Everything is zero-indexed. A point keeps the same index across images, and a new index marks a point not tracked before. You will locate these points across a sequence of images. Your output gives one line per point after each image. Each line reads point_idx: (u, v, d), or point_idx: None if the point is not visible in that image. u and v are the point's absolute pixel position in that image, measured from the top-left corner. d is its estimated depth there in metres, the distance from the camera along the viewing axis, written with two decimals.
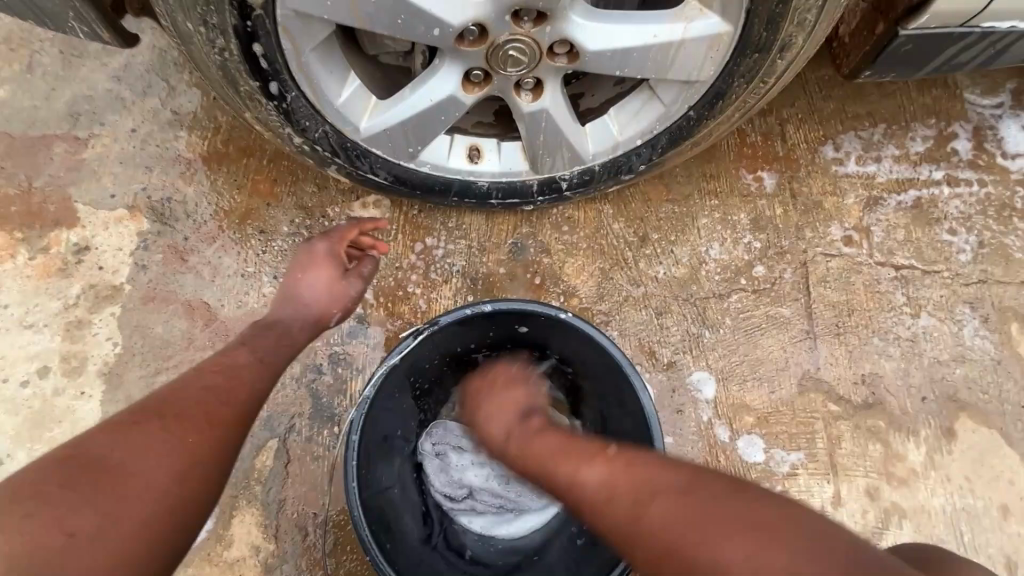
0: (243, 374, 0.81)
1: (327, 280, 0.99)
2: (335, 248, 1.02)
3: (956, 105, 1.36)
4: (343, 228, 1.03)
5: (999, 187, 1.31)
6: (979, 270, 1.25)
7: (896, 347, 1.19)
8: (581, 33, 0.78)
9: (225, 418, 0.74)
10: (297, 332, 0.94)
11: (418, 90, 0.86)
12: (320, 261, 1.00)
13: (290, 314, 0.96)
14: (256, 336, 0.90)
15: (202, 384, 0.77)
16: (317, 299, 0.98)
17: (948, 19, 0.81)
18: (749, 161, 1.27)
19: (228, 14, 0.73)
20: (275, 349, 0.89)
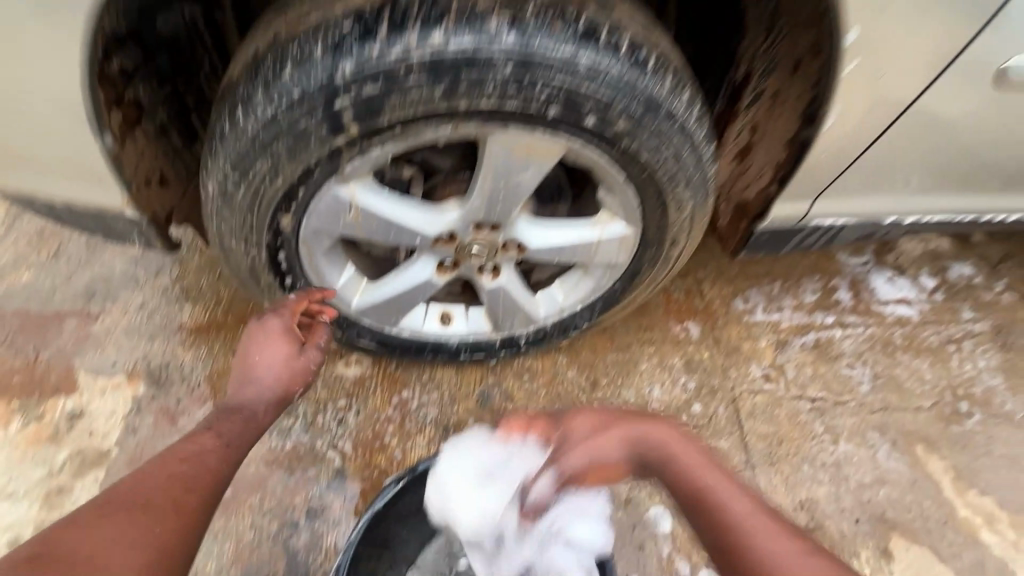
0: (207, 455, 0.79)
1: (283, 353, 0.93)
2: (287, 321, 0.95)
3: (833, 263, 1.66)
4: (298, 300, 0.98)
5: (880, 328, 1.58)
6: (879, 398, 1.47)
7: (824, 472, 1.35)
8: (527, 232, 1.03)
9: (192, 501, 0.73)
10: (255, 403, 0.89)
11: (400, 275, 1.09)
12: (274, 337, 0.93)
13: (251, 392, 0.89)
14: (222, 416, 0.87)
15: (167, 471, 0.74)
16: (275, 373, 0.91)
17: (785, 219, 1.11)
18: (676, 314, 1.53)
19: (264, 236, 0.93)
20: (248, 415, 0.87)
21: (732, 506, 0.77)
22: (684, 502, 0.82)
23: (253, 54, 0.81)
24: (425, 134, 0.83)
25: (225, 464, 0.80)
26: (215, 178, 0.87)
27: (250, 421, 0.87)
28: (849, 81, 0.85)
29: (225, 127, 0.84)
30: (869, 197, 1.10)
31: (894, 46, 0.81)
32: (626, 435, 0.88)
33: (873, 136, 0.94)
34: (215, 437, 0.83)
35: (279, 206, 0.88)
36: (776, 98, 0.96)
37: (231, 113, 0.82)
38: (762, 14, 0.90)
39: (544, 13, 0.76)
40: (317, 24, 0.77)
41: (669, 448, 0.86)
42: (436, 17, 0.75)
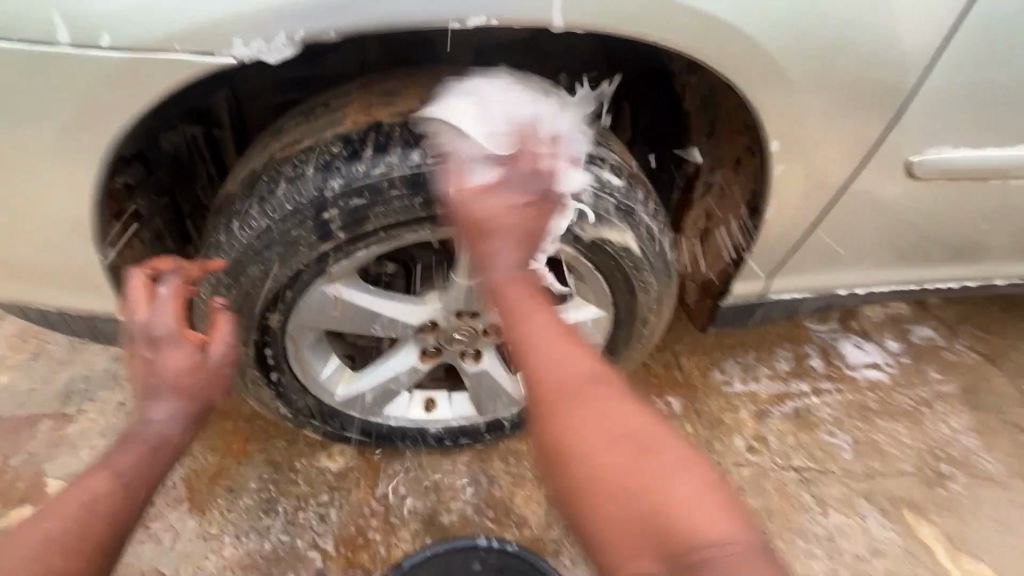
0: (104, 494, 0.70)
1: (179, 354, 0.78)
2: (165, 321, 0.79)
3: (802, 332, 1.73)
4: (165, 294, 0.80)
5: (855, 393, 1.63)
6: (863, 465, 1.48)
7: (817, 545, 1.35)
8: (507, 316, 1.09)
9: (81, 560, 0.66)
10: (155, 427, 0.77)
11: (384, 364, 1.13)
12: (153, 344, 0.78)
13: (156, 416, 0.77)
14: (124, 443, 0.76)
15: (55, 519, 0.67)
16: (173, 385, 0.78)
17: (746, 296, 1.19)
18: (657, 389, 1.56)
19: (253, 333, 0.97)
20: (152, 442, 0.76)
21: (599, 395, 0.70)
22: (550, 385, 0.72)
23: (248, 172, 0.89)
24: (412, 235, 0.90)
25: (121, 505, 0.71)
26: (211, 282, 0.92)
27: (154, 448, 0.76)
28: (782, 177, 0.95)
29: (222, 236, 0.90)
30: (822, 273, 1.19)
31: (816, 148, 0.92)
32: (511, 261, 0.78)
33: (812, 220, 1.04)
34: (116, 467, 0.73)
35: (268, 305, 0.94)
36: (724, 190, 1.07)
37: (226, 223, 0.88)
38: (701, 121, 1.03)
39: (511, 131, 0.87)
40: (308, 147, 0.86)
41: (542, 324, 0.75)
42: (417, 137, 0.85)
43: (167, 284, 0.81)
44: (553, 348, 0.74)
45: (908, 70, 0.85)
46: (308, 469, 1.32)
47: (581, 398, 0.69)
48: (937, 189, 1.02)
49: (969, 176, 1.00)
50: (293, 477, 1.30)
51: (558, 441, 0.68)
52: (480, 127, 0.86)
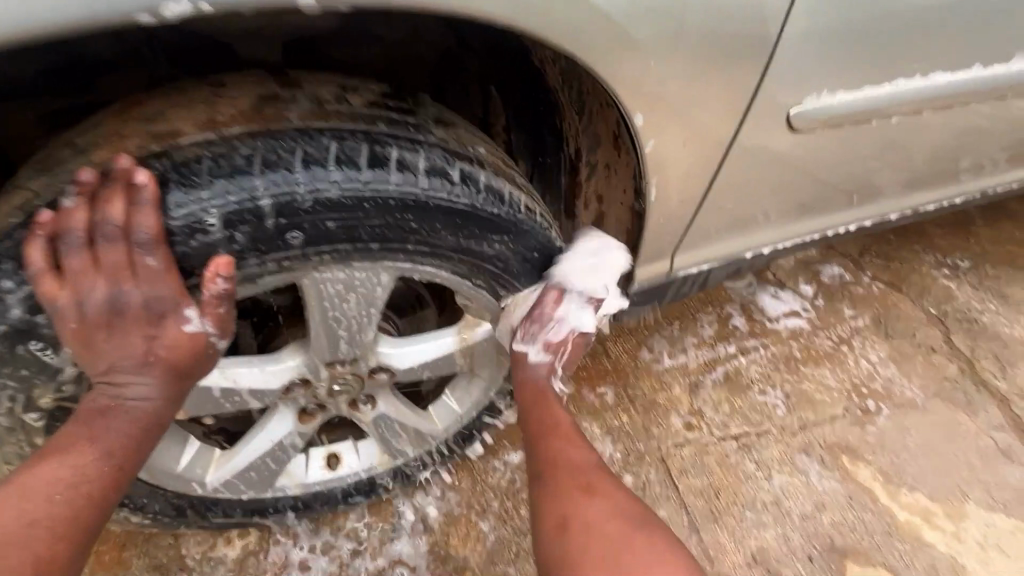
0: (82, 475, 0.64)
1: (181, 325, 0.65)
2: (158, 291, 0.62)
3: (721, 293, 1.70)
4: (153, 267, 0.60)
5: (779, 344, 1.61)
6: (797, 418, 1.47)
7: (766, 513, 1.30)
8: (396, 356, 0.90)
9: (57, 557, 0.60)
10: (140, 400, 0.68)
11: (256, 435, 0.95)
12: (153, 318, 0.64)
13: (139, 393, 0.67)
14: (92, 419, 0.66)
15: (16, 508, 0.60)
16: (164, 364, 0.67)
17: (653, 276, 1.10)
18: (587, 381, 1.46)
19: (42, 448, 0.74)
20: (138, 419, 0.68)
21: (586, 484, 0.84)
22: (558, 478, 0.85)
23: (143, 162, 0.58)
24: (261, 286, 0.67)
25: (106, 490, 0.66)
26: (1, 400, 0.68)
27: (141, 426, 0.69)
28: (656, 152, 0.86)
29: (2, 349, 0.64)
30: (726, 240, 1.12)
31: (686, 113, 0.83)
32: (535, 377, 0.97)
33: (704, 187, 0.96)
34: (94, 446, 0.66)
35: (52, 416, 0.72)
36: (608, 168, 0.97)
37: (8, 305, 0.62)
38: (570, 96, 0.90)
39: (321, 145, 0.61)
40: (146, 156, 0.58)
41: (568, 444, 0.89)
42: (188, 175, 0.58)
43: (147, 229, 0.58)
44: (581, 454, 0.89)
45: (769, 16, 0.76)
46: (204, 565, 1.13)
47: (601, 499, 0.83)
48: (822, 138, 0.97)
49: (851, 120, 0.95)
50: None
51: (563, 532, 0.79)
52: (270, 148, 0.59)
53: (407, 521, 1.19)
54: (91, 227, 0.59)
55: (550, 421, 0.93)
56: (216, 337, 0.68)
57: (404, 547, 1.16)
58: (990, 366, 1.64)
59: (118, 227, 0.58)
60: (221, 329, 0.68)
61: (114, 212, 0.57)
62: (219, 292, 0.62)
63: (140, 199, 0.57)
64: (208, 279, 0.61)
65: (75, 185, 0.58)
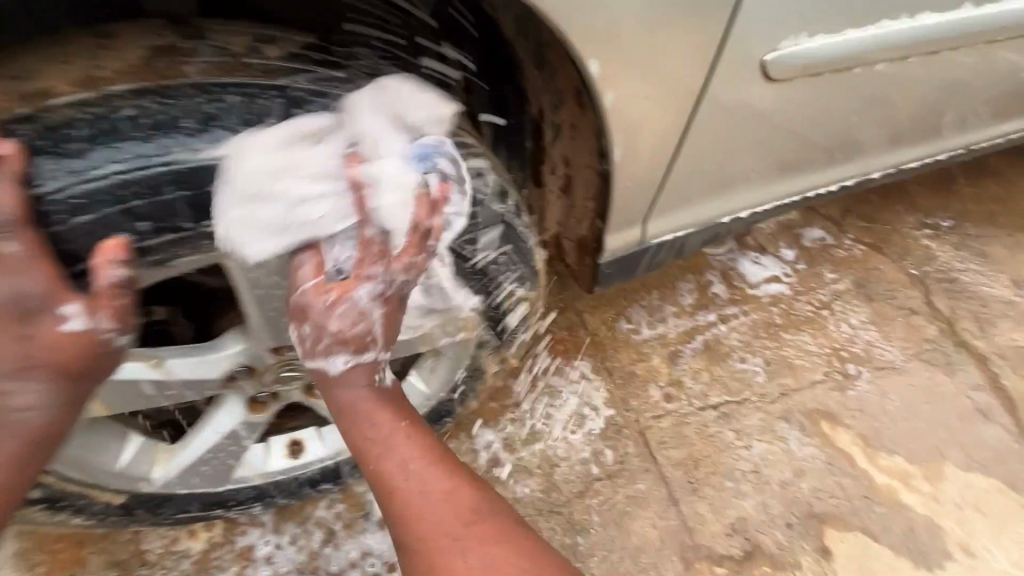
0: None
1: (61, 323, 0.56)
2: (27, 285, 0.53)
3: (701, 260, 1.65)
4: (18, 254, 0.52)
5: (759, 311, 1.58)
6: (777, 385, 1.44)
7: (746, 482, 1.28)
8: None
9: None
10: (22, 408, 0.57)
11: (205, 427, 0.89)
12: (25, 315, 0.55)
13: (22, 402, 0.57)
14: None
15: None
16: (48, 368, 0.57)
17: (624, 245, 1.04)
18: (563, 355, 1.41)
19: None
20: (28, 434, 0.58)
21: (423, 491, 0.74)
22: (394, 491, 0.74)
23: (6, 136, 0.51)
24: (169, 269, 0.61)
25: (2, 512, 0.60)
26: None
27: (30, 437, 0.59)
28: (616, 106, 0.79)
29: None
30: (701, 204, 1.06)
31: (649, 61, 0.76)
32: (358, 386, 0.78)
33: (675, 146, 0.89)
34: None
35: None
36: (574, 129, 0.88)
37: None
38: (528, 48, 0.82)
39: (223, 103, 0.57)
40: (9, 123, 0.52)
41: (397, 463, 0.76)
42: (62, 142, 0.52)
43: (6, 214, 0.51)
44: (410, 456, 0.77)
45: None
46: (166, 560, 1.08)
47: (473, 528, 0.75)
48: (801, 90, 0.90)
49: (831, 68, 0.89)
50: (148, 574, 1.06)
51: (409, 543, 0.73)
52: (163, 108, 0.55)
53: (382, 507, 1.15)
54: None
55: (377, 427, 0.77)
56: (110, 333, 0.59)
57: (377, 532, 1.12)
58: (970, 327, 1.62)
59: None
60: (115, 325, 0.59)
61: None
62: (113, 281, 0.56)
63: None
64: (97, 265, 0.55)
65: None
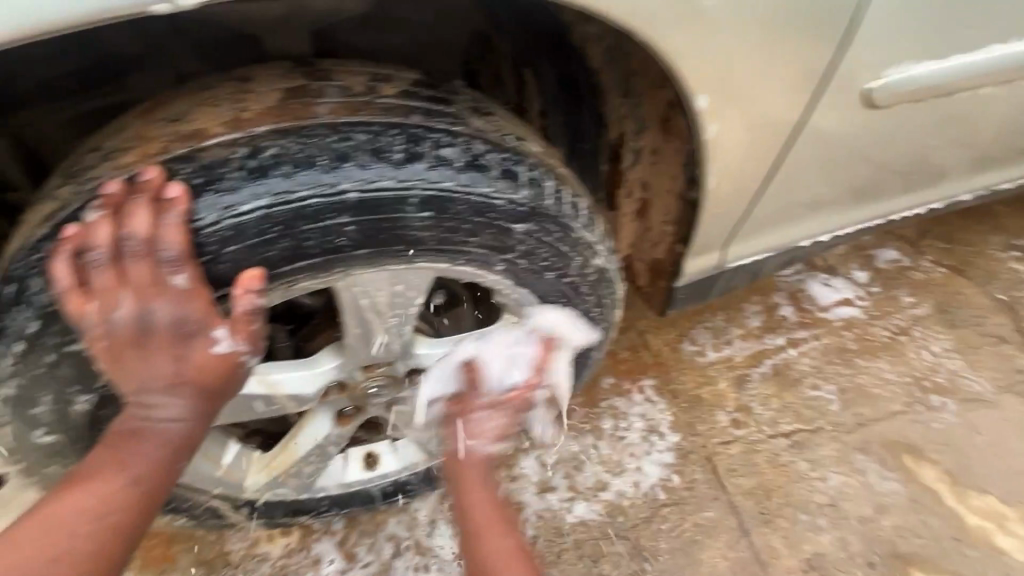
0: (106, 504, 0.56)
1: (210, 346, 0.57)
2: (186, 312, 0.55)
3: (767, 281, 1.61)
4: (180, 284, 0.53)
5: (832, 335, 1.51)
6: (853, 414, 1.38)
7: (822, 516, 1.22)
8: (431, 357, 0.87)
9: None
10: (166, 424, 0.59)
11: (295, 438, 0.94)
12: (179, 338, 0.56)
13: (165, 413, 0.59)
14: (120, 443, 0.59)
15: (38, 542, 0.54)
16: (195, 384, 0.58)
17: (702, 269, 1.03)
18: (627, 375, 1.40)
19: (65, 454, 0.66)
20: (169, 443, 0.60)
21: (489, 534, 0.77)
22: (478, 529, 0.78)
23: (170, 174, 0.52)
24: (294, 291, 0.61)
25: (136, 517, 0.58)
26: (14, 421, 0.61)
27: (168, 450, 0.60)
28: (717, 136, 0.79)
29: (10, 357, 0.56)
30: (780, 228, 1.04)
31: (752, 92, 0.76)
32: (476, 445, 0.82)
33: (766, 174, 0.88)
34: (121, 473, 0.58)
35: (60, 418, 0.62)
36: (655, 155, 0.90)
37: (28, 303, 0.53)
38: (615, 77, 0.84)
39: (353, 141, 0.56)
40: (173, 163, 0.52)
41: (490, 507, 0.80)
42: (217, 178, 0.53)
43: (174, 247, 0.52)
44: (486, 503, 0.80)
45: None
46: (247, 562, 1.12)
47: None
48: (901, 115, 0.88)
49: (935, 93, 0.87)
50: (231, 574, 1.10)
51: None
52: (300, 146, 0.55)
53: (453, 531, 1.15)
54: (115, 243, 0.52)
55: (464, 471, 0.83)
56: (248, 353, 0.60)
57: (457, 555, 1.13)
58: None
59: (144, 242, 0.52)
60: (252, 345, 0.60)
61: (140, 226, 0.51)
62: (250, 309, 0.57)
63: (166, 213, 0.51)
64: (237, 295, 0.55)
65: (96, 197, 0.52)
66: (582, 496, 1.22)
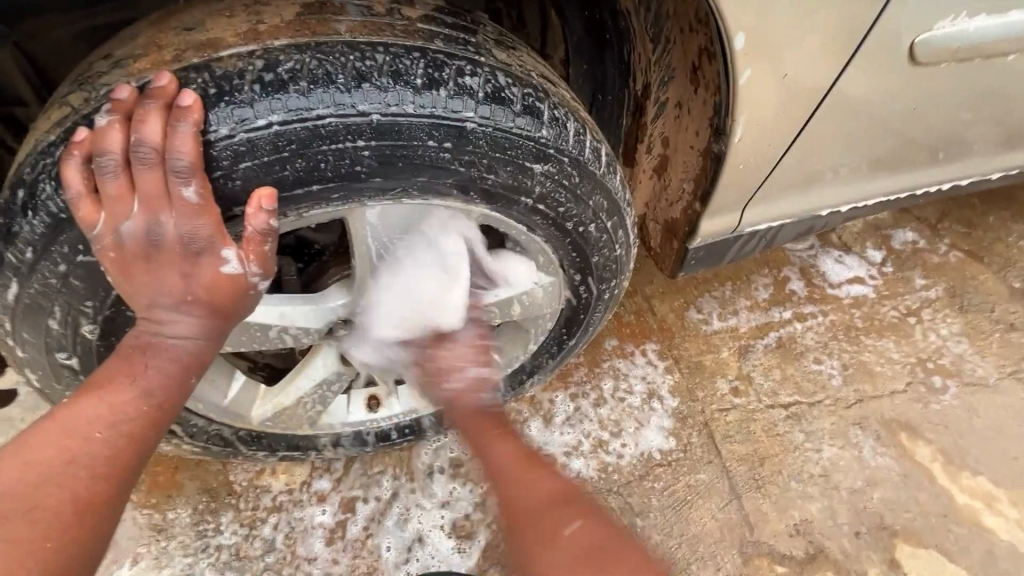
0: (119, 414, 0.57)
1: (219, 266, 0.57)
2: (195, 226, 0.54)
3: (779, 255, 1.59)
4: (190, 198, 0.53)
5: (839, 312, 1.50)
6: (853, 390, 1.38)
7: (813, 485, 1.24)
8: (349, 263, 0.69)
9: (100, 493, 0.55)
10: (180, 341, 0.60)
11: (300, 373, 0.95)
12: (188, 255, 0.56)
13: (176, 331, 0.60)
14: (131, 356, 0.59)
15: (53, 445, 0.55)
16: (204, 304, 0.59)
17: (717, 232, 1.01)
18: (631, 339, 1.40)
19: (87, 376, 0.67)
20: (178, 360, 0.60)
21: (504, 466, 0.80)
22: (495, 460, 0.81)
23: (184, 83, 0.53)
24: (307, 219, 0.61)
25: (149, 431, 0.59)
26: (39, 341, 0.63)
27: (181, 366, 0.61)
28: (750, 85, 0.76)
29: (24, 265, 0.56)
30: (802, 195, 1.01)
31: (792, 39, 0.72)
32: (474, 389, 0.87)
33: (794, 135, 0.85)
34: (135, 386, 0.59)
35: (82, 340, 0.63)
36: (679, 108, 0.87)
37: (41, 210, 0.54)
38: (645, 21, 0.82)
39: (373, 61, 0.55)
40: (187, 72, 0.53)
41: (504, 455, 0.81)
42: (233, 91, 0.52)
43: (185, 155, 0.51)
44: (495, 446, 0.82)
45: None
46: (250, 492, 1.15)
47: (562, 520, 0.73)
48: (942, 78, 0.84)
49: (979, 55, 0.83)
50: (233, 503, 1.14)
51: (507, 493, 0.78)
52: (319, 63, 0.54)
53: (448, 528, 1.12)
54: (128, 150, 0.52)
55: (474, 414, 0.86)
56: (258, 276, 0.60)
57: (452, 555, 1.10)
58: None
59: (155, 149, 0.51)
60: (264, 269, 0.59)
61: (152, 133, 0.51)
62: (263, 229, 0.56)
63: (181, 121, 0.51)
64: (249, 212, 0.55)
65: (110, 105, 0.52)
66: (579, 452, 1.24)
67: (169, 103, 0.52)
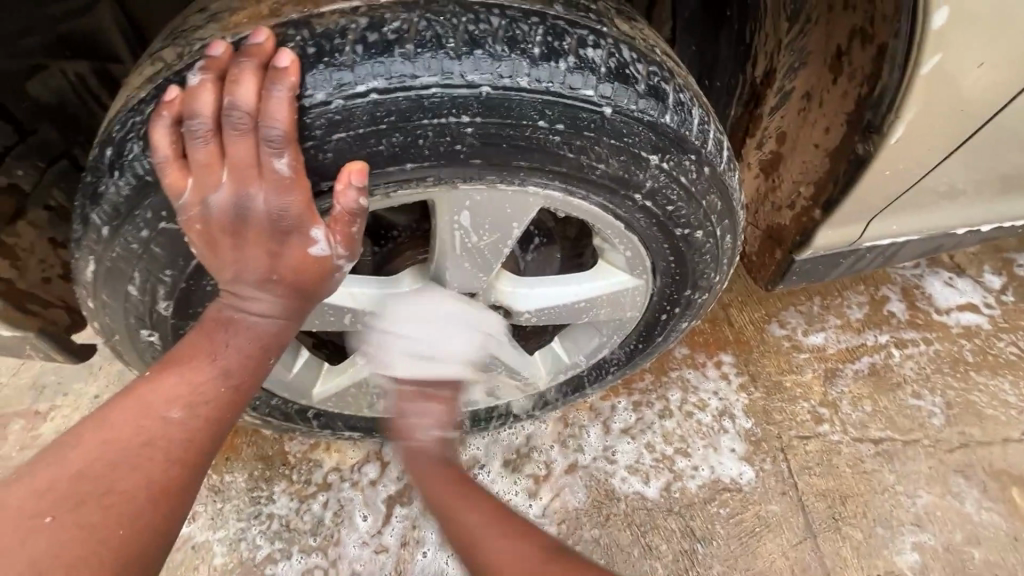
0: (198, 393, 0.57)
1: (306, 247, 0.54)
2: (285, 203, 0.51)
3: (878, 271, 1.42)
4: (283, 172, 0.49)
5: (946, 343, 1.33)
6: (957, 433, 1.22)
7: (902, 534, 1.11)
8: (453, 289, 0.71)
9: (175, 476, 0.54)
10: (260, 322, 0.59)
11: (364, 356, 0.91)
12: (276, 233, 0.52)
13: (258, 310, 0.58)
14: (213, 332, 0.58)
15: (134, 422, 0.54)
16: (289, 285, 0.56)
17: (834, 244, 0.89)
18: (704, 349, 1.29)
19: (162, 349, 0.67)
20: (259, 338, 0.59)
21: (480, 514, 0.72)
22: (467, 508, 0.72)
23: (282, 41, 0.49)
24: (394, 200, 0.56)
25: (226, 412, 0.58)
26: (122, 311, 0.62)
27: (259, 347, 0.60)
28: (930, 77, 0.63)
29: (107, 229, 0.55)
30: (937, 209, 0.88)
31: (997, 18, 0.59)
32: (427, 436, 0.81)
33: (957, 142, 0.72)
34: (215, 365, 0.58)
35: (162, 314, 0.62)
36: (807, 100, 0.77)
37: (128, 170, 0.52)
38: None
39: (488, 26, 0.50)
40: (286, 28, 0.49)
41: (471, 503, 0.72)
42: (333, 51, 0.49)
43: (280, 123, 0.48)
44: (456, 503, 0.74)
45: None
46: (303, 465, 1.15)
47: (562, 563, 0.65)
48: None
49: None
50: (287, 474, 1.14)
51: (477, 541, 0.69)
52: (428, 26, 0.49)
53: None
54: (220, 113, 0.48)
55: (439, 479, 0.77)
56: (345, 259, 0.56)
57: None
58: None
59: (249, 114, 0.48)
60: (349, 251, 0.55)
61: (246, 97, 0.47)
62: (351, 206, 0.52)
63: (277, 84, 0.47)
64: (338, 189, 0.50)
65: (205, 62, 0.49)
66: (639, 467, 1.16)
67: (265, 65, 0.48)
